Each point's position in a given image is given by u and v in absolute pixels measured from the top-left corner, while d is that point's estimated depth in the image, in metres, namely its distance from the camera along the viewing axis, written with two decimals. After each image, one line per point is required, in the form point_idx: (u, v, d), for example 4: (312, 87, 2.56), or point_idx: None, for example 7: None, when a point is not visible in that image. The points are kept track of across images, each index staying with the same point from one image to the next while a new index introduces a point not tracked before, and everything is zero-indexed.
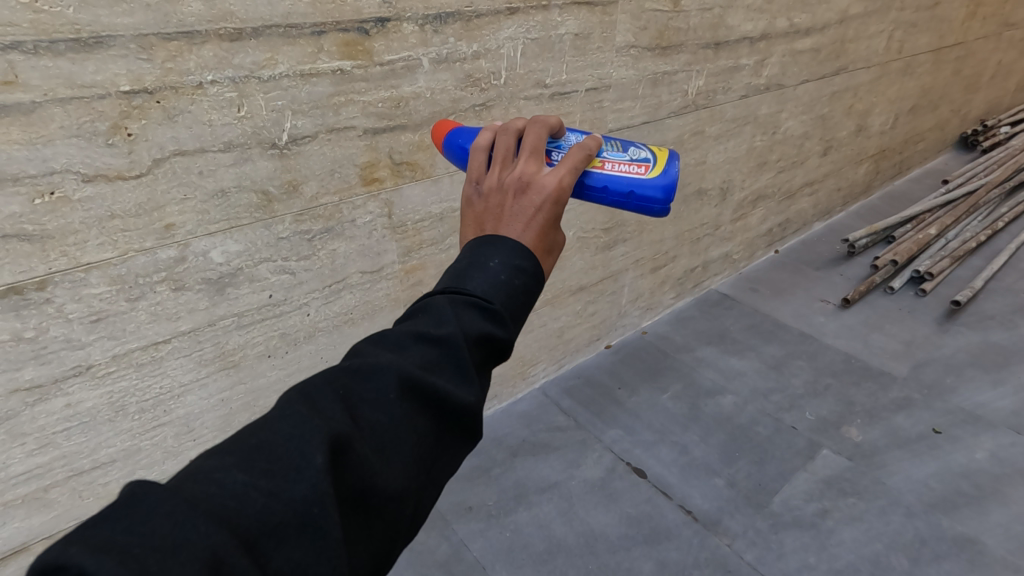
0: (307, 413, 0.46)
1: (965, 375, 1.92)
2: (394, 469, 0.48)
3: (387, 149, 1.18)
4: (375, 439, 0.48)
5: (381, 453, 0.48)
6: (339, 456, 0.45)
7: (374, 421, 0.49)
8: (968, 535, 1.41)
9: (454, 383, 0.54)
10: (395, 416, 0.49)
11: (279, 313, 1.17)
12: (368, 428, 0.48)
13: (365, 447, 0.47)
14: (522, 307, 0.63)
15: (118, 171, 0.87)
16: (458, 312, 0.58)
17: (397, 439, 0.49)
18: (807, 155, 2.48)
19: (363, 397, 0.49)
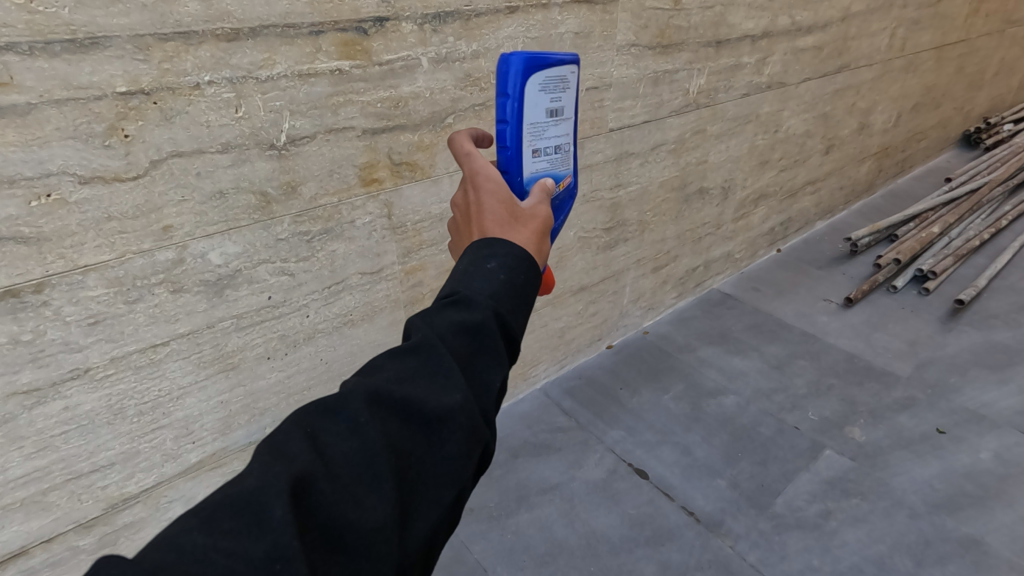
0: (274, 460, 0.47)
1: (969, 374, 1.91)
2: (373, 496, 0.47)
3: (387, 149, 1.17)
4: (346, 474, 0.47)
5: (357, 482, 0.47)
6: (307, 495, 0.45)
7: (345, 452, 0.48)
8: (973, 536, 1.40)
9: (430, 397, 0.53)
10: (368, 443, 0.49)
11: (278, 315, 1.16)
12: (339, 460, 0.48)
13: (337, 480, 0.47)
14: (499, 299, 0.61)
15: (115, 173, 0.87)
16: (431, 323, 0.58)
17: (372, 464, 0.48)
18: (809, 154, 2.47)
19: (332, 433, 0.50)
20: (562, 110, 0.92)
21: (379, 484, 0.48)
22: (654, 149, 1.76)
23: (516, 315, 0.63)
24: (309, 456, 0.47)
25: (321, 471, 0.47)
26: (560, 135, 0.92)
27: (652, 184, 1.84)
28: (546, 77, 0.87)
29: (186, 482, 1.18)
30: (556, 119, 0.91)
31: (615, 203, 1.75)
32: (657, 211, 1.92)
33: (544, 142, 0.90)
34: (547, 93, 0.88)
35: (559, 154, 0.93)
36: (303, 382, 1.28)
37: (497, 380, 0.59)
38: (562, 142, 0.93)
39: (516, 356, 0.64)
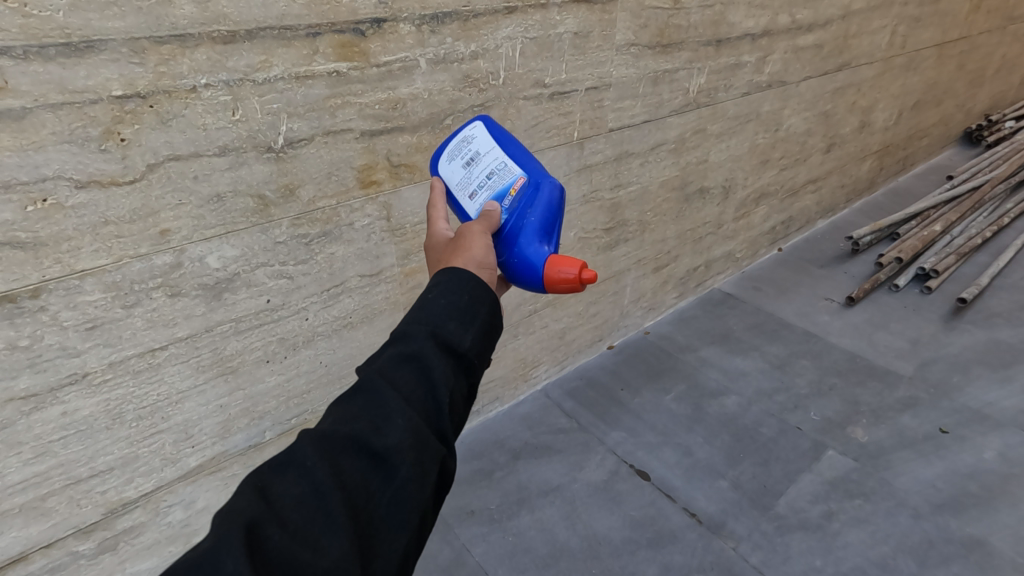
0: (225, 515, 0.49)
1: (972, 373, 1.90)
2: (327, 533, 0.50)
3: (385, 151, 1.17)
4: (297, 517, 0.50)
5: (309, 522, 0.50)
6: (261, 541, 0.48)
7: (296, 497, 0.52)
8: (977, 537, 1.39)
9: (372, 434, 0.56)
10: (317, 485, 0.52)
11: (277, 318, 1.16)
12: (290, 504, 0.51)
13: (290, 524, 0.50)
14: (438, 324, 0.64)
15: (112, 177, 0.86)
16: (373, 362, 0.62)
17: (323, 503, 0.51)
18: (810, 152, 2.46)
19: (282, 481, 0.53)
20: (478, 150, 0.97)
21: (332, 520, 0.51)
22: (654, 149, 1.76)
23: (461, 333, 0.65)
24: (258, 504, 0.50)
25: (272, 517, 0.50)
26: (490, 162, 0.96)
27: (652, 184, 1.83)
28: (451, 150, 1.00)
29: (186, 486, 1.18)
30: (476, 160, 0.97)
31: (616, 203, 1.74)
32: (658, 211, 1.91)
33: (476, 183, 0.96)
34: (458, 154, 0.99)
35: (495, 176, 0.94)
36: (303, 385, 1.27)
37: (446, 400, 0.60)
38: (493, 166, 0.95)
39: (472, 371, 0.66)
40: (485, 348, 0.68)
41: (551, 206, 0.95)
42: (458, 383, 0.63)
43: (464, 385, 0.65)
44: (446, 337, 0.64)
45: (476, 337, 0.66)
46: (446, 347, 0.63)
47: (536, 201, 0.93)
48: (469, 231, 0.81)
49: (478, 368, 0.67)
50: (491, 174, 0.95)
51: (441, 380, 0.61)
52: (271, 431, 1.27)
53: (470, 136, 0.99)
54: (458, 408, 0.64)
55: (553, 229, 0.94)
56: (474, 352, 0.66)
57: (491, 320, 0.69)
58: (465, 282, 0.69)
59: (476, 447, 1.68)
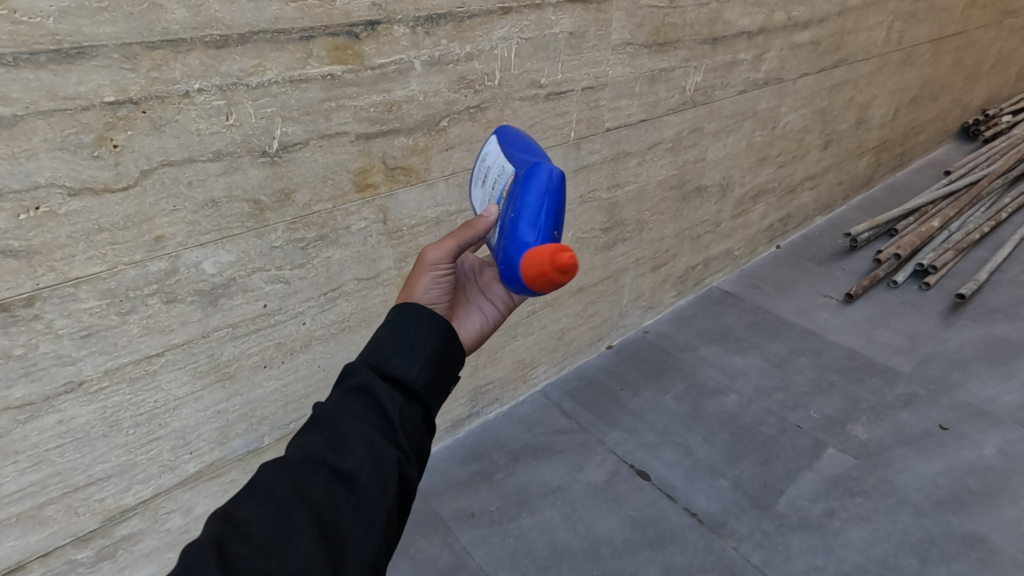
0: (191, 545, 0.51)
1: (971, 369, 1.90)
2: (291, 542, 0.52)
3: (381, 154, 1.16)
4: (263, 532, 0.52)
5: (275, 535, 0.52)
6: (227, 558, 0.50)
7: (260, 516, 0.54)
8: (978, 534, 1.39)
9: (329, 454, 0.59)
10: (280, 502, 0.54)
11: (274, 323, 1.15)
12: (255, 523, 0.53)
13: (256, 540, 0.52)
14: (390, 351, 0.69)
15: (105, 184, 0.86)
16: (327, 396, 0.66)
17: (287, 516, 0.54)
18: (807, 149, 2.46)
19: (246, 506, 0.55)
20: (489, 164, 0.94)
21: (296, 529, 0.53)
22: (651, 148, 1.75)
23: (409, 360, 0.69)
24: (222, 526, 0.53)
25: (236, 536, 0.52)
26: (495, 169, 0.91)
27: (649, 183, 1.83)
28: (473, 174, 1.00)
29: (184, 493, 1.17)
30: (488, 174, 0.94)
31: (613, 203, 1.74)
32: (655, 210, 1.91)
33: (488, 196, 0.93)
34: (478, 174, 0.98)
35: (498, 184, 0.90)
36: (301, 390, 1.27)
37: (399, 415, 0.64)
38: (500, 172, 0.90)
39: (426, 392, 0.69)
40: (439, 368, 0.71)
41: (547, 189, 0.79)
42: (411, 405, 0.67)
43: (417, 407, 0.68)
44: (394, 363, 0.68)
45: (424, 370, 0.69)
46: (396, 373, 0.67)
47: (527, 187, 0.80)
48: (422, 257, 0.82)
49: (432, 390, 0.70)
50: (496, 183, 0.90)
51: (390, 400, 0.65)
52: (269, 436, 1.26)
53: (485, 151, 0.97)
54: (418, 424, 0.67)
55: (552, 214, 0.80)
56: (426, 374, 0.69)
57: (448, 344, 0.72)
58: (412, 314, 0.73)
59: (476, 448, 1.68)
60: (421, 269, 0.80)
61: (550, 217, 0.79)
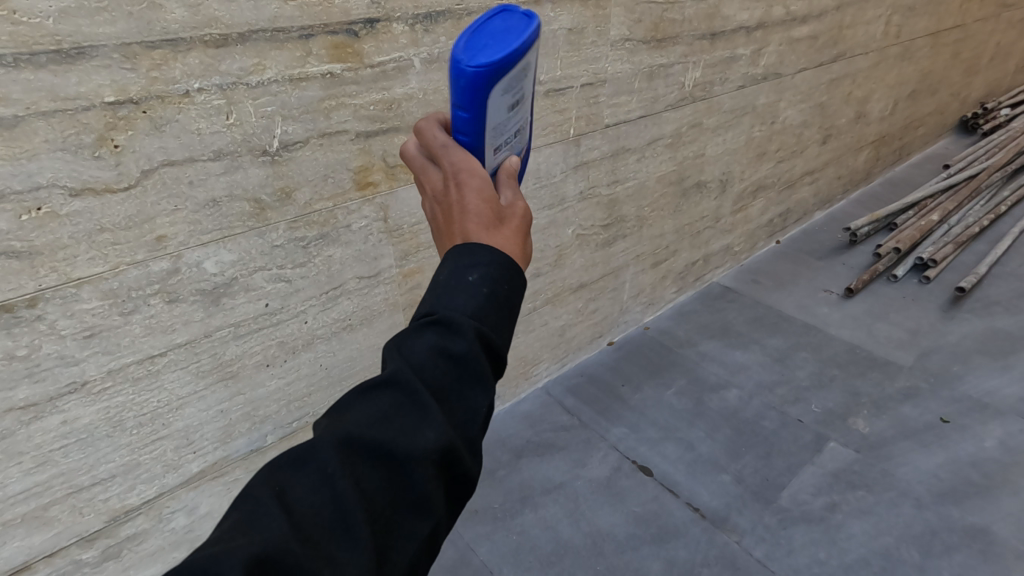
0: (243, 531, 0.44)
1: (972, 362, 1.90)
2: (345, 548, 0.46)
3: (381, 152, 1.16)
4: (319, 531, 0.46)
5: (328, 536, 0.46)
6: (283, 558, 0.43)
7: (316, 506, 0.47)
8: (980, 525, 1.39)
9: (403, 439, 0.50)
10: (339, 493, 0.47)
11: (276, 322, 1.15)
12: (309, 514, 0.46)
13: (310, 540, 0.45)
14: (486, 315, 0.58)
15: (106, 184, 0.86)
16: (405, 352, 0.54)
17: (345, 516, 0.47)
18: (807, 144, 2.46)
19: (301, 487, 0.48)
20: (525, 94, 0.72)
21: (354, 536, 0.46)
22: (650, 144, 1.75)
23: (498, 334, 0.59)
24: (277, 517, 0.45)
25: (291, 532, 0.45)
26: (524, 121, 0.76)
27: (649, 180, 1.83)
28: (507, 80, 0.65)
29: (189, 492, 1.18)
30: (520, 106, 0.72)
31: (613, 199, 1.74)
32: (655, 206, 1.91)
33: (508, 137, 0.73)
34: (513, 90, 0.67)
35: (521, 137, 0.78)
36: (303, 389, 1.27)
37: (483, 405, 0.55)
38: (523, 126, 0.77)
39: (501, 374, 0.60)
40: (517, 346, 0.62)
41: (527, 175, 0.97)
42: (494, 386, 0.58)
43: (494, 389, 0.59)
44: (488, 332, 0.57)
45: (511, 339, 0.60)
46: (485, 345, 0.57)
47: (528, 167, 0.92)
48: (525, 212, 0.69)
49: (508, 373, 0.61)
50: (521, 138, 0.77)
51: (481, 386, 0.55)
52: (273, 435, 1.26)
53: (530, 66, 0.68)
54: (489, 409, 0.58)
55: None
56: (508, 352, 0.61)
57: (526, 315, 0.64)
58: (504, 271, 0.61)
59: None
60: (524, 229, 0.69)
61: None
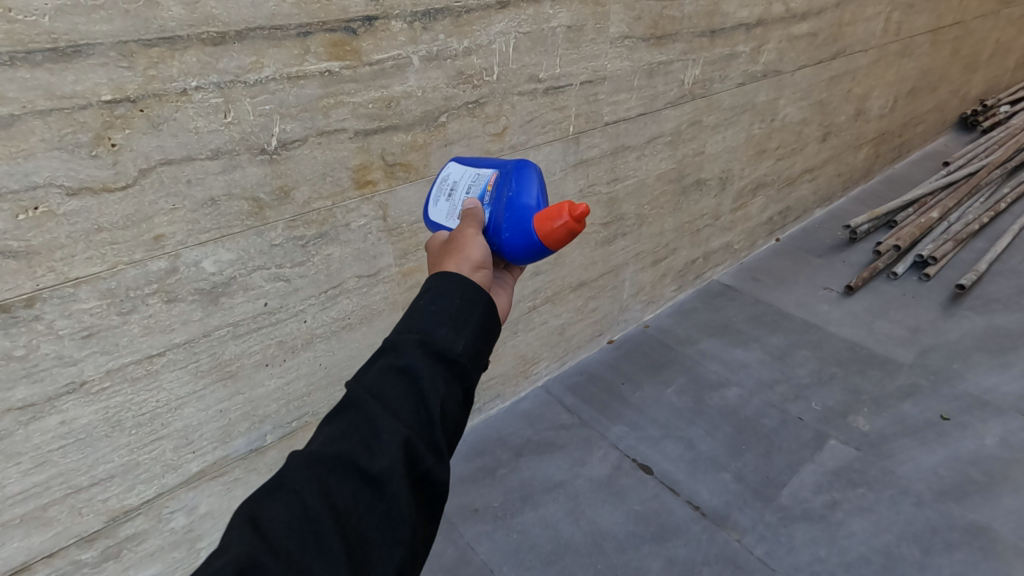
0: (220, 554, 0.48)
1: (972, 360, 1.90)
2: (319, 558, 0.49)
3: (380, 150, 1.16)
4: (292, 544, 0.49)
5: (302, 548, 0.49)
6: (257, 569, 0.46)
7: (288, 521, 0.51)
8: (981, 522, 1.39)
9: (363, 452, 0.55)
10: (307, 505, 0.51)
11: (275, 321, 1.14)
12: (282, 531, 0.50)
13: (285, 552, 0.49)
14: (431, 331, 0.63)
15: (104, 183, 0.85)
16: (361, 379, 0.61)
17: (316, 529, 0.50)
18: (806, 141, 2.46)
19: (274, 507, 0.52)
20: (454, 179, 0.99)
21: (325, 542, 0.50)
22: (650, 142, 1.75)
23: (447, 344, 0.63)
24: (248, 538, 0.48)
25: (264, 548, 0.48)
26: (465, 181, 0.96)
27: (649, 177, 1.82)
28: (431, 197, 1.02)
29: (188, 492, 1.17)
30: (453, 186, 0.98)
31: (613, 197, 1.74)
32: (655, 204, 1.91)
33: (457, 202, 0.95)
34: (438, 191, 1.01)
35: (473, 188, 0.94)
36: (303, 388, 1.26)
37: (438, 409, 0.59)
38: (472, 182, 0.95)
39: (461, 380, 0.64)
40: (479, 351, 0.66)
41: (526, 180, 0.91)
42: (452, 393, 0.62)
43: (454, 395, 0.63)
44: (437, 343, 0.62)
45: (469, 344, 0.65)
46: (435, 356, 0.62)
47: (507, 185, 0.91)
48: (462, 231, 0.79)
49: (470, 379, 0.65)
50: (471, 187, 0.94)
51: (432, 391, 0.59)
52: (272, 435, 1.26)
53: (448, 173, 1.02)
54: (451, 414, 0.62)
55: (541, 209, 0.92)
56: (467, 357, 0.64)
57: (486, 321, 0.68)
58: (449, 291, 0.67)
59: (478, 444, 1.68)
60: (462, 241, 0.77)
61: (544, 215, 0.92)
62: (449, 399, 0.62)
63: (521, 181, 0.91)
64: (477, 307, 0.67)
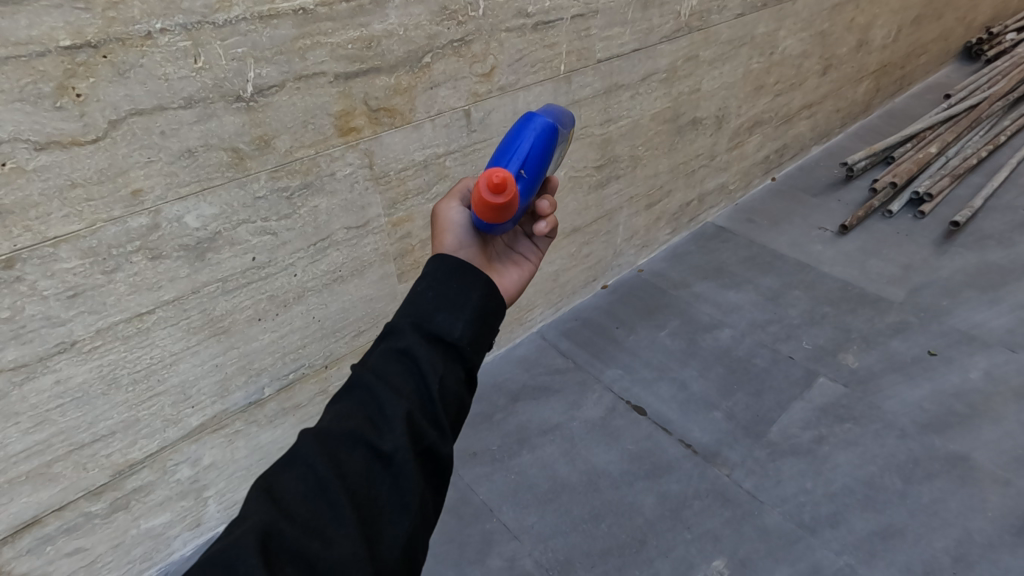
0: (238, 521, 0.49)
1: (962, 296, 1.92)
2: (333, 525, 0.50)
3: (362, 95, 1.10)
4: (305, 511, 0.51)
5: (316, 516, 0.51)
6: (274, 534, 0.48)
7: (301, 491, 0.52)
8: (961, 452, 1.45)
9: (369, 429, 0.56)
10: (319, 475, 0.52)
11: (264, 276, 1.13)
12: (296, 500, 0.51)
13: (299, 519, 0.50)
14: (430, 310, 0.64)
15: (72, 136, 0.81)
16: (365, 361, 0.62)
17: (328, 497, 0.51)
18: (806, 75, 2.38)
19: (288, 479, 0.53)
20: None
21: (337, 510, 0.51)
22: (645, 79, 1.68)
23: (447, 324, 0.63)
24: (265, 505, 0.50)
25: (280, 516, 0.50)
26: None
27: (643, 117, 1.77)
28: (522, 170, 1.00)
29: (190, 445, 1.19)
30: None
31: (606, 139, 1.69)
32: (650, 145, 1.86)
33: None
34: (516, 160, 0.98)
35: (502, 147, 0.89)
36: (298, 341, 1.26)
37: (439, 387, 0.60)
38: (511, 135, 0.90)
39: (464, 358, 0.63)
40: (481, 330, 0.66)
41: (511, 134, 0.81)
42: (453, 372, 0.62)
43: (458, 374, 0.63)
44: (436, 325, 0.63)
45: (469, 324, 0.64)
46: (434, 336, 0.62)
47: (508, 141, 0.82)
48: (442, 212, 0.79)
49: (473, 358, 0.64)
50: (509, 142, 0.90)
51: (432, 369, 0.60)
52: (270, 387, 1.26)
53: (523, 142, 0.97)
54: (455, 392, 0.62)
55: (523, 154, 0.78)
56: (468, 337, 0.64)
57: (488, 302, 0.67)
58: (446, 272, 0.67)
59: None
60: (441, 225, 0.77)
61: (519, 158, 0.78)
62: (451, 378, 0.62)
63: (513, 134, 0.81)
64: (477, 286, 0.67)
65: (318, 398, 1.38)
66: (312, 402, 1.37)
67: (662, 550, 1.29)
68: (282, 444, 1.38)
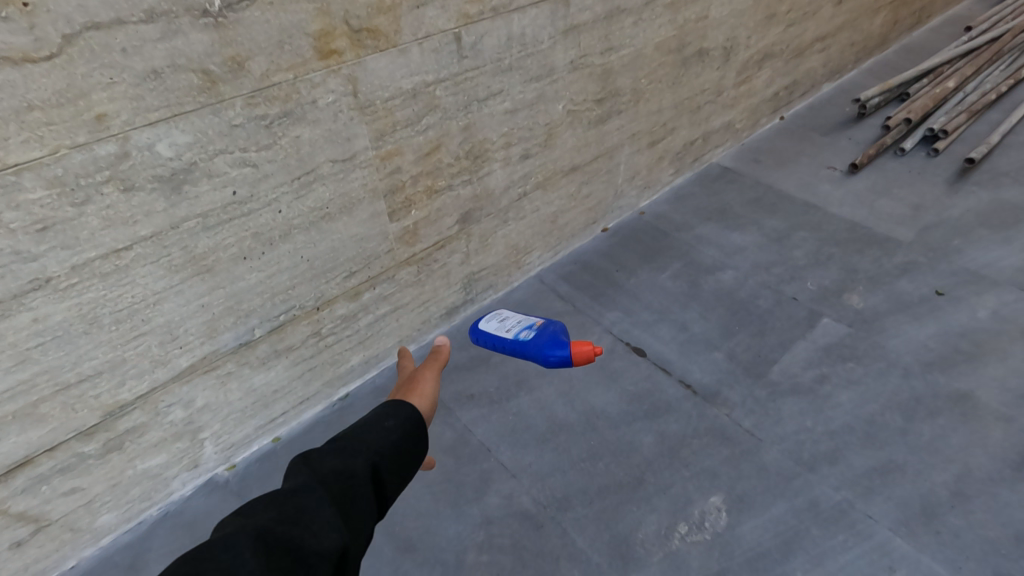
0: (234, 531, 0.60)
1: (973, 235, 1.86)
2: (314, 527, 0.63)
3: (342, 13, 1.02)
4: (291, 518, 0.62)
5: (299, 522, 0.62)
6: (268, 535, 0.60)
7: (286, 505, 0.64)
8: (964, 390, 1.43)
9: (341, 467, 0.70)
10: (301, 495, 0.65)
11: (246, 211, 1.07)
12: (282, 510, 0.63)
13: (286, 526, 0.62)
14: (388, 413, 0.80)
15: (24, 51, 0.75)
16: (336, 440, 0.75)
17: (313, 506, 0.64)
18: (820, 3, 2.24)
19: (271, 501, 0.64)
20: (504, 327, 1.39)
21: (319, 517, 0.64)
22: (648, 4, 1.58)
23: (399, 415, 0.80)
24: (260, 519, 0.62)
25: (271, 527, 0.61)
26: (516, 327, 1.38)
27: (646, 47, 1.67)
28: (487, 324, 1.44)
29: (182, 386, 1.17)
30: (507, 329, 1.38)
31: (607, 69, 1.60)
32: (653, 77, 1.76)
33: (512, 329, 1.37)
34: (498, 320, 1.43)
35: (519, 322, 1.38)
36: (286, 281, 1.22)
37: (395, 443, 0.77)
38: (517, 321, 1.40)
39: (412, 419, 0.81)
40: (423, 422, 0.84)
41: (555, 327, 1.31)
42: (402, 431, 0.79)
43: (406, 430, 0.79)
44: (391, 413, 0.80)
45: (412, 408, 0.82)
46: (390, 419, 0.79)
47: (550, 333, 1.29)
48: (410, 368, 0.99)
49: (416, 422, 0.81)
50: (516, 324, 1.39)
51: (388, 432, 0.77)
52: (261, 329, 1.23)
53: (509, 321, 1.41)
54: (403, 441, 0.78)
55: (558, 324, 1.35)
56: (415, 413, 0.82)
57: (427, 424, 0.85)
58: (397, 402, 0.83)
59: (472, 334, 1.67)
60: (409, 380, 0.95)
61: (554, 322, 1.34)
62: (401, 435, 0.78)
63: (550, 326, 1.32)
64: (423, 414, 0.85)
65: (311, 341, 1.35)
66: (305, 344, 1.35)
67: (659, 487, 1.29)
68: (278, 387, 1.36)
